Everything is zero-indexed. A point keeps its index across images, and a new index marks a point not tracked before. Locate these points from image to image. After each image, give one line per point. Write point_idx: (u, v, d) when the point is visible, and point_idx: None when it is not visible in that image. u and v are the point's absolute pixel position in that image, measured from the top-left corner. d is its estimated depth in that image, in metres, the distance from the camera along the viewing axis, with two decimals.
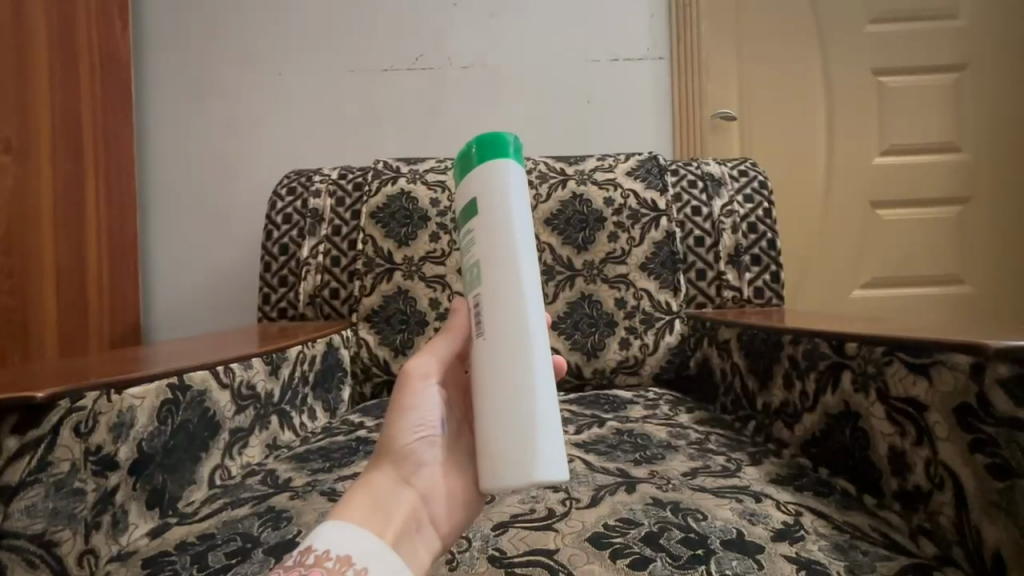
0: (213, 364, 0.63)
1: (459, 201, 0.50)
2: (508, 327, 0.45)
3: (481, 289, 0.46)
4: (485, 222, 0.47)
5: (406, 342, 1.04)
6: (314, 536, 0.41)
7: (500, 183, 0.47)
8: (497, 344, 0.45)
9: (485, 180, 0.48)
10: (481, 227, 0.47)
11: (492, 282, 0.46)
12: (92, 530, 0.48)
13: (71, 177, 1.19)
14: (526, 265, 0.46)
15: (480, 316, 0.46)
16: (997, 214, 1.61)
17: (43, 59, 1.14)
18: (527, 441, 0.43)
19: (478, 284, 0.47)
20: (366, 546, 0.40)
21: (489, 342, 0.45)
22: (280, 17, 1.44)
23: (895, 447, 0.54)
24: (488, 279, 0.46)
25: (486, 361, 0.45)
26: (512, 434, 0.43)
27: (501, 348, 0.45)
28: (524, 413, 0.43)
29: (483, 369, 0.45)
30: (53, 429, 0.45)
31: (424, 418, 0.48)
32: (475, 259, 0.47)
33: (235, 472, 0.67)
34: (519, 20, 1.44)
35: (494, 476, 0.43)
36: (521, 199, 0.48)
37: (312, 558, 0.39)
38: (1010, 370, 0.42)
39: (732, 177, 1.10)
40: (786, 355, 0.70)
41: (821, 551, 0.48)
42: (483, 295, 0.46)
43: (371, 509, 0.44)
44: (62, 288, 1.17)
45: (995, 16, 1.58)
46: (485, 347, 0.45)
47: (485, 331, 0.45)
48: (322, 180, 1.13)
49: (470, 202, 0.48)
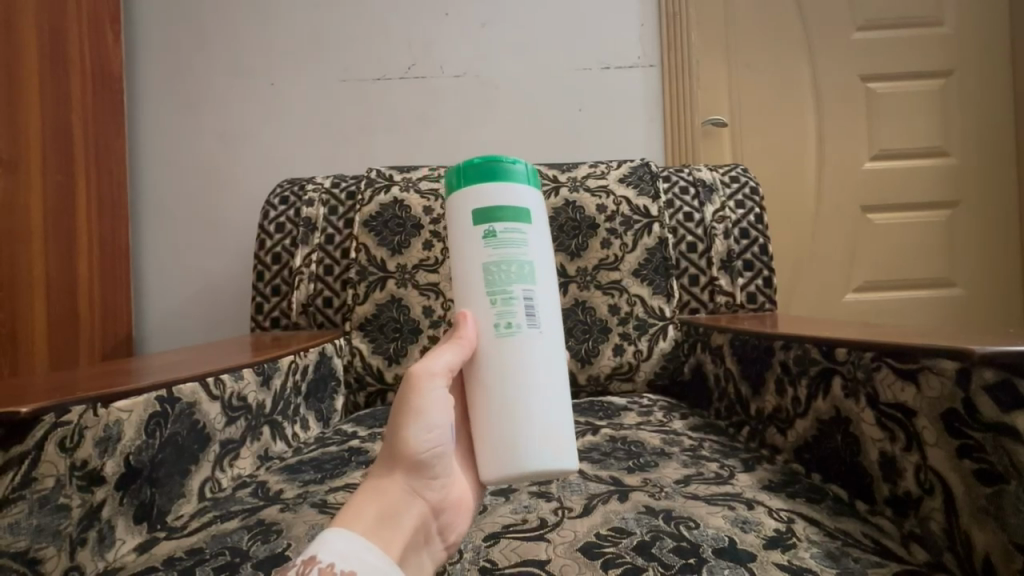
0: (202, 376, 0.63)
1: (489, 196, 0.48)
2: (557, 340, 0.49)
3: (534, 286, 0.47)
4: (536, 226, 0.49)
5: (399, 351, 1.03)
6: (317, 545, 0.38)
7: (536, 201, 0.50)
8: (543, 345, 0.47)
9: (535, 204, 0.50)
10: (533, 228, 0.48)
11: (544, 287, 0.48)
12: (77, 547, 0.48)
13: (62, 189, 1.19)
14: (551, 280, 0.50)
15: (533, 310, 0.47)
16: (986, 217, 1.62)
17: (34, 69, 1.13)
18: (554, 428, 0.45)
19: (531, 283, 0.47)
20: (369, 560, 0.38)
21: (545, 336, 0.47)
22: (270, 28, 1.44)
23: (886, 453, 0.53)
24: (541, 280, 0.48)
25: (538, 356, 0.46)
26: (562, 429, 0.46)
27: (554, 348, 0.48)
28: (556, 406, 0.46)
29: (533, 363, 0.46)
30: (38, 445, 0.44)
31: (434, 428, 0.45)
32: (525, 258, 0.47)
33: (226, 485, 0.67)
34: (509, 27, 1.44)
35: (525, 465, 0.44)
36: (541, 215, 0.50)
37: (315, 570, 0.36)
38: (995, 375, 0.42)
39: (723, 183, 1.10)
40: (777, 361, 0.71)
41: (812, 558, 0.48)
42: (537, 295, 0.47)
43: (378, 525, 0.41)
44: (52, 299, 1.16)
45: (981, 22, 1.60)
46: (538, 345, 0.46)
47: (537, 325, 0.47)
48: (315, 189, 1.13)
49: (518, 202, 0.48)
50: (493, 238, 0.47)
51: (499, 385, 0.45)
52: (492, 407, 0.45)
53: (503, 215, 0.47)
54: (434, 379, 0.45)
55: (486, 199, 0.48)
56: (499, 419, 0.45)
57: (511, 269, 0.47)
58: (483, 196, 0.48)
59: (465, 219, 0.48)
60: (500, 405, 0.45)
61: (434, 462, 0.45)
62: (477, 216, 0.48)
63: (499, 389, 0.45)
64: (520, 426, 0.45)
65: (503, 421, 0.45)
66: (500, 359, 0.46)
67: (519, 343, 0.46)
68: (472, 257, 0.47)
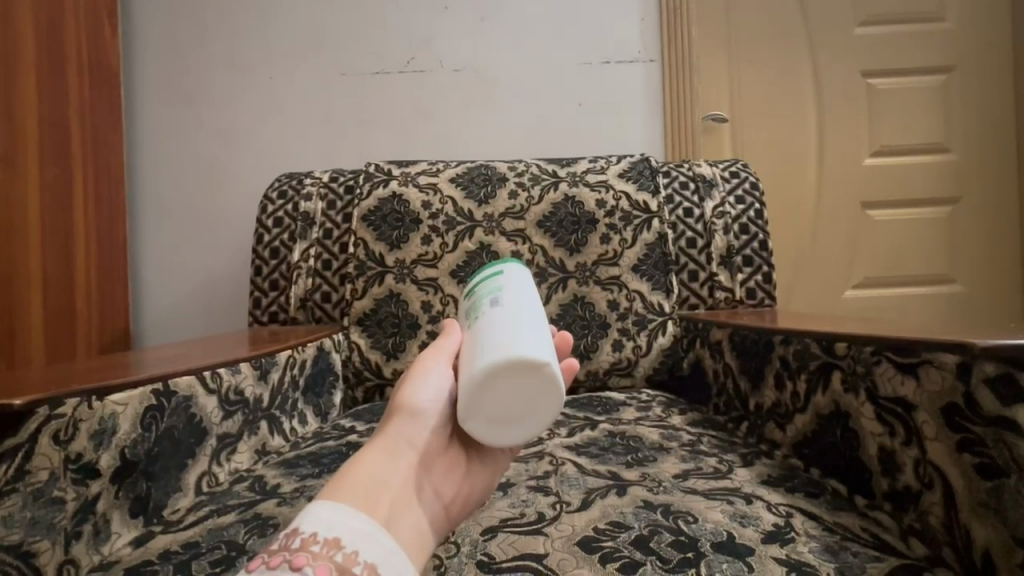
0: (198, 370, 0.62)
1: (476, 279, 0.57)
2: (532, 305, 0.50)
3: (503, 292, 0.51)
4: (512, 274, 0.55)
5: (398, 346, 1.03)
6: (301, 517, 0.37)
7: (518, 268, 0.57)
8: (507, 304, 0.49)
9: (520, 266, 0.57)
10: (508, 274, 0.55)
11: (515, 290, 0.52)
12: (72, 540, 0.47)
13: (59, 183, 1.18)
14: (531, 295, 0.53)
15: (497, 298, 0.51)
16: (986, 214, 1.62)
17: (29, 61, 1.12)
18: (513, 337, 0.45)
19: (499, 291, 0.52)
20: (354, 526, 0.37)
21: (509, 303, 0.49)
22: (269, 23, 1.44)
23: (885, 447, 0.53)
24: (511, 289, 0.52)
25: (500, 310, 0.49)
26: (520, 337, 0.45)
27: (524, 307, 0.49)
28: (517, 326, 0.46)
29: (494, 314, 0.48)
30: (31, 438, 0.44)
31: (433, 388, 0.49)
32: (497, 284, 0.53)
33: (223, 479, 0.67)
34: (507, 21, 1.43)
35: (480, 365, 0.43)
36: (525, 275, 0.56)
37: (297, 542, 0.35)
38: (996, 369, 0.41)
39: (724, 178, 1.10)
40: (777, 356, 0.70)
41: (811, 553, 0.48)
42: (505, 292, 0.51)
43: (363, 494, 0.41)
44: (48, 292, 1.15)
45: (982, 18, 1.59)
46: (500, 305, 0.49)
47: (500, 301, 0.50)
48: (313, 183, 1.12)
49: (495, 268, 0.56)
50: (474, 293, 0.55)
51: (469, 345, 0.48)
52: (463, 360, 0.47)
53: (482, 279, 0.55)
54: (432, 355, 0.51)
55: (473, 281, 0.57)
56: (466, 361, 0.46)
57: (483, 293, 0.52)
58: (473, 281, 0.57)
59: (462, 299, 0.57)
60: (466, 353, 0.47)
61: (431, 423, 0.48)
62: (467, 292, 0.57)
63: (469, 343, 0.48)
64: (477, 349, 0.45)
65: (467, 360, 0.46)
66: (469, 333, 0.49)
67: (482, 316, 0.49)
68: (462, 312, 0.55)
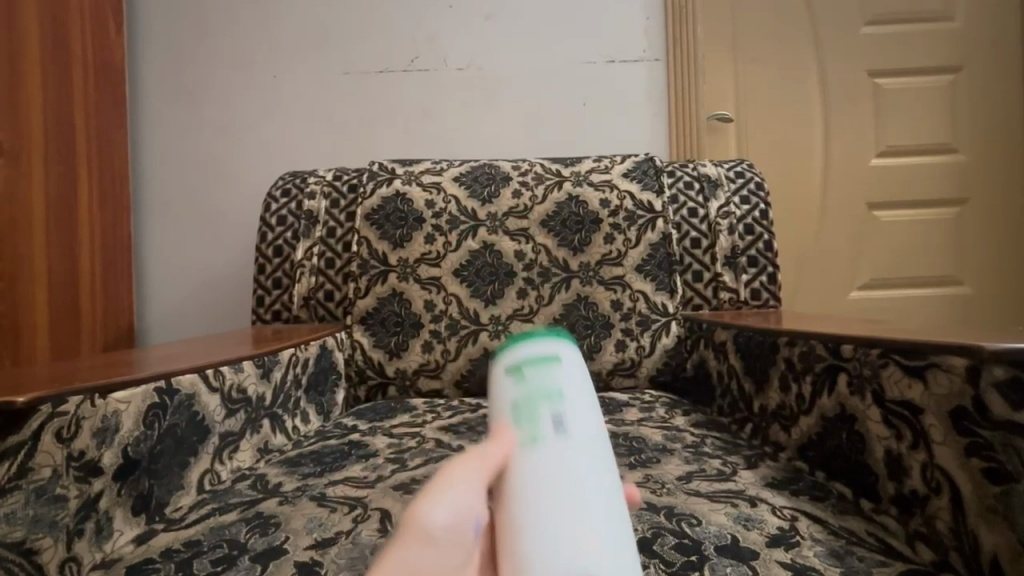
0: (201, 368, 0.62)
1: (519, 349, 0.44)
2: (602, 457, 0.39)
3: (566, 413, 0.40)
4: (568, 367, 0.43)
5: (401, 345, 1.03)
6: None
7: (571, 352, 0.45)
8: (579, 453, 0.38)
9: (570, 344, 0.45)
10: (563, 367, 0.43)
11: (579, 413, 0.40)
12: (74, 538, 0.47)
13: (64, 181, 1.18)
14: (592, 417, 0.41)
15: (564, 424, 0.39)
16: (992, 216, 1.61)
17: (35, 58, 1.12)
18: (599, 533, 0.35)
19: (562, 407, 0.40)
20: None
21: (579, 447, 0.38)
22: (274, 21, 1.44)
23: (891, 450, 0.53)
24: (576, 409, 0.40)
25: (574, 462, 0.37)
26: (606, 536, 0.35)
27: (591, 443, 0.39)
28: (600, 507, 0.36)
29: (566, 468, 0.37)
30: (34, 435, 0.44)
31: (455, 512, 0.34)
32: (559, 386, 0.41)
33: (225, 477, 0.67)
34: (514, 20, 1.43)
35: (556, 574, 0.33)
36: (580, 370, 0.44)
37: None
38: (1005, 372, 0.41)
39: (729, 178, 1.09)
40: (782, 357, 0.70)
41: (816, 557, 0.47)
42: (570, 416, 0.39)
43: None
44: (52, 288, 1.16)
45: (990, 18, 1.58)
46: (570, 447, 0.38)
47: (567, 435, 0.38)
48: (317, 182, 1.12)
49: (546, 349, 0.43)
50: (522, 377, 0.42)
51: (527, 493, 0.36)
52: (519, 518, 0.35)
53: (529, 362, 0.42)
54: (466, 469, 0.36)
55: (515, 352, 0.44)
56: (530, 528, 0.35)
57: (540, 399, 0.40)
58: (515, 353, 0.44)
59: (496, 372, 0.44)
60: (525, 512, 0.35)
61: None
62: (506, 368, 0.43)
63: (517, 477, 0.37)
64: (550, 533, 0.34)
65: (532, 529, 0.35)
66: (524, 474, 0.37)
67: (548, 453, 0.37)
68: (501, 403, 0.41)
